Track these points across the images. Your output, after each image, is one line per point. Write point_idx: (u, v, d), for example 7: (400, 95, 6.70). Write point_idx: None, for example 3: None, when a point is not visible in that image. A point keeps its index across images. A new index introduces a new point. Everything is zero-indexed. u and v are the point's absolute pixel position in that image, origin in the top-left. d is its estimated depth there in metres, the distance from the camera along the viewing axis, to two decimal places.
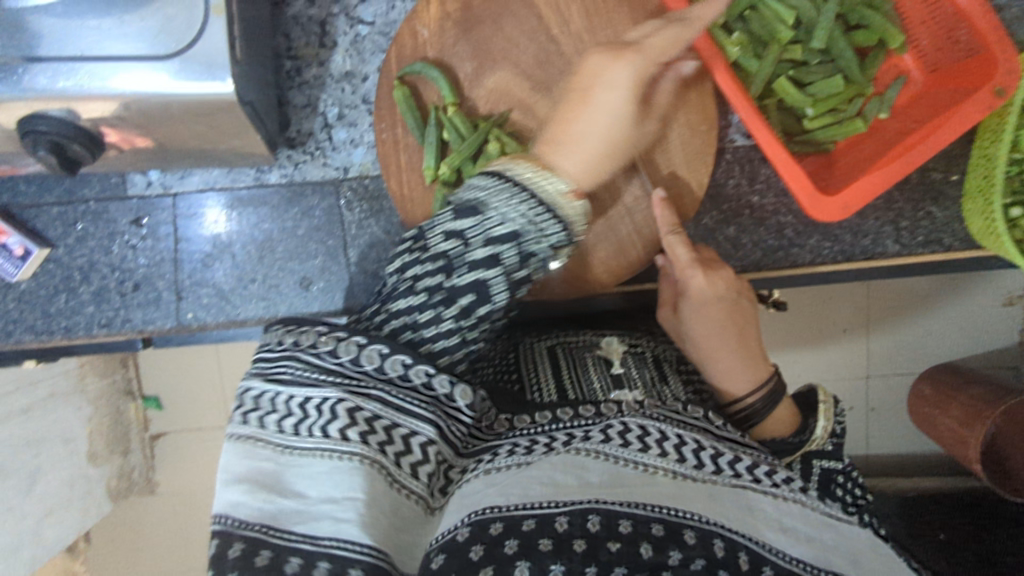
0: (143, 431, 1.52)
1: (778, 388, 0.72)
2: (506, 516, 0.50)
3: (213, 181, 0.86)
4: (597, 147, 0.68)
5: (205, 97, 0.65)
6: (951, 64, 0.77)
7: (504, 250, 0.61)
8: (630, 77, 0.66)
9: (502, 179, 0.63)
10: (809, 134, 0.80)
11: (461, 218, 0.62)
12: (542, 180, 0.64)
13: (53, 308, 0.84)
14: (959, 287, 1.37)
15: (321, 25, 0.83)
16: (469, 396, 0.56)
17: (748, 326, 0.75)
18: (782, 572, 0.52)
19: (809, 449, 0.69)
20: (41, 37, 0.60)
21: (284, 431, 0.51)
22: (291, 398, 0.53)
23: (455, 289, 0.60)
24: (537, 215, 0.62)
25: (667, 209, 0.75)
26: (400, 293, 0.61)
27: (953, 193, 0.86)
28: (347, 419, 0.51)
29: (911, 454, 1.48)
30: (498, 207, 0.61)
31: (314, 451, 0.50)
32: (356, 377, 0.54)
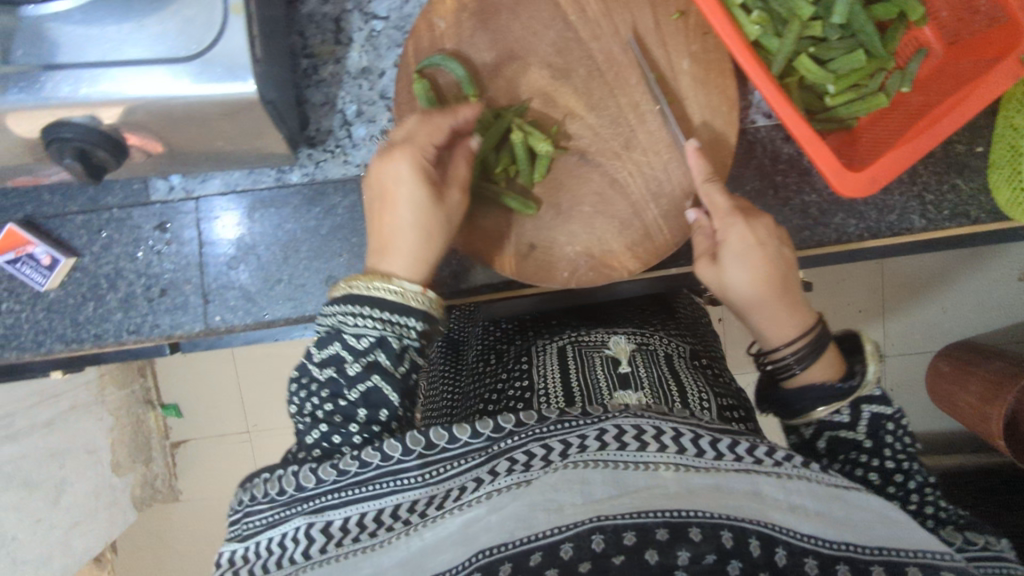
0: (164, 439, 1.55)
1: (823, 335, 0.67)
2: (515, 552, 0.52)
3: (234, 184, 0.86)
4: (415, 237, 0.66)
5: (228, 98, 0.64)
6: (971, 35, 0.76)
7: (373, 360, 0.62)
8: (413, 165, 0.65)
9: (337, 302, 0.63)
10: (831, 112, 0.80)
11: (325, 348, 0.63)
12: (374, 285, 0.63)
13: (82, 317, 0.85)
14: (979, 261, 1.36)
15: (336, 22, 0.83)
16: (400, 444, 0.60)
17: (790, 271, 0.70)
18: (795, 551, 0.52)
19: (859, 395, 0.67)
20: (59, 45, 0.61)
21: (273, 564, 0.57)
22: (273, 538, 0.59)
23: (349, 410, 0.62)
24: (384, 318, 0.62)
25: (703, 159, 0.72)
26: (305, 428, 0.63)
27: (978, 164, 0.86)
28: (321, 536, 0.58)
29: (936, 431, 1.47)
30: (352, 329, 0.62)
31: (296, 573, 0.56)
32: (311, 494, 0.60)
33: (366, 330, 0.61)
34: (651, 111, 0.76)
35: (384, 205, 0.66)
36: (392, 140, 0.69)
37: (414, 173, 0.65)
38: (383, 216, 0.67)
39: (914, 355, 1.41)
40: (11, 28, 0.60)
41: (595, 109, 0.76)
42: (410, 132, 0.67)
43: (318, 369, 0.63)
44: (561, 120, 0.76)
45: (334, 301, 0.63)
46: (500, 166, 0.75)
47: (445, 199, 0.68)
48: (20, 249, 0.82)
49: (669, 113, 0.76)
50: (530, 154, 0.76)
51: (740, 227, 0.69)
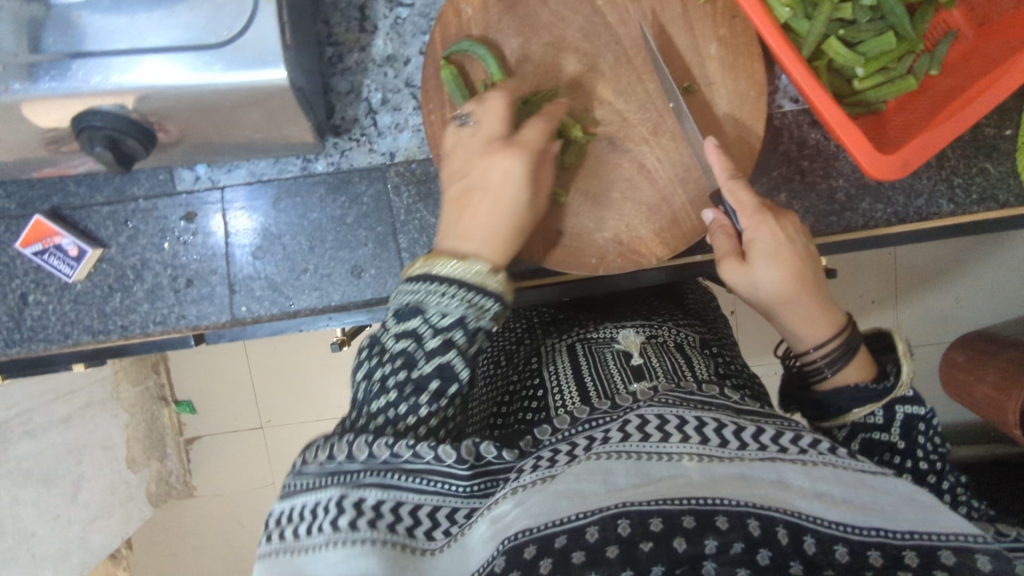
0: (178, 437, 1.48)
1: (855, 336, 0.68)
2: (538, 537, 0.49)
3: (259, 173, 0.86)
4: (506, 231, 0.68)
5: (257, 85, 0.64)
6: (1002, 16, 0.76)
7: (452, 336, 0.61)
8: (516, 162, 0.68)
9: (424, 278, 0.63)
10: (859, 96, 0.79)
11: (406, 321, 0.62)
12: (463, 269, 0.63)
13: (109, 308, 0.85)
14: (998, 249, 1.35)
15: (361, 10, 0.84)
16: (454, 452, 0.55)
17: (817, 272, 0.71)
18: (825, 540, 0.49)
19: (893, 395, 0.66)
20: (86, 34, 0.61)
21: (301, 530, 0.51)
22: (306, 503, 0.53)
23: (422, 381, 0.60)
24: (470, 297, 0.62)
25: (724, 156, 0.71)
26: (369, 396, 0.60)
27: (1006, 148, 0.85)
28: (354, 509, 0.51)
29: (955, 422, 1.46)
30: (436, 305, 0.61)
31: (327, 544, 0.50)
32: (353, 470, 0.54)
33: (452, 306, 0.61)
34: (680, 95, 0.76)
35: (478, 198, 0.68)
36: (479, 132, 0.70)
37: (523, 174, 0.68)
38: (478, 208, 0.68)
39: (932, 344, 1.41)
40: (41, 19, 0.61)
41: (622, 94, 0.76)
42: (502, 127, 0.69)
43: (393, 339, 0.62)
44: (589, 106, 0.76)
45: (421, 277, 0.63)
46: None
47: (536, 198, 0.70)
48: (47, 240, 0.82)
49: (698, 97, 0.75)
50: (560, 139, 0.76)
51: (771, 226, 0.69)
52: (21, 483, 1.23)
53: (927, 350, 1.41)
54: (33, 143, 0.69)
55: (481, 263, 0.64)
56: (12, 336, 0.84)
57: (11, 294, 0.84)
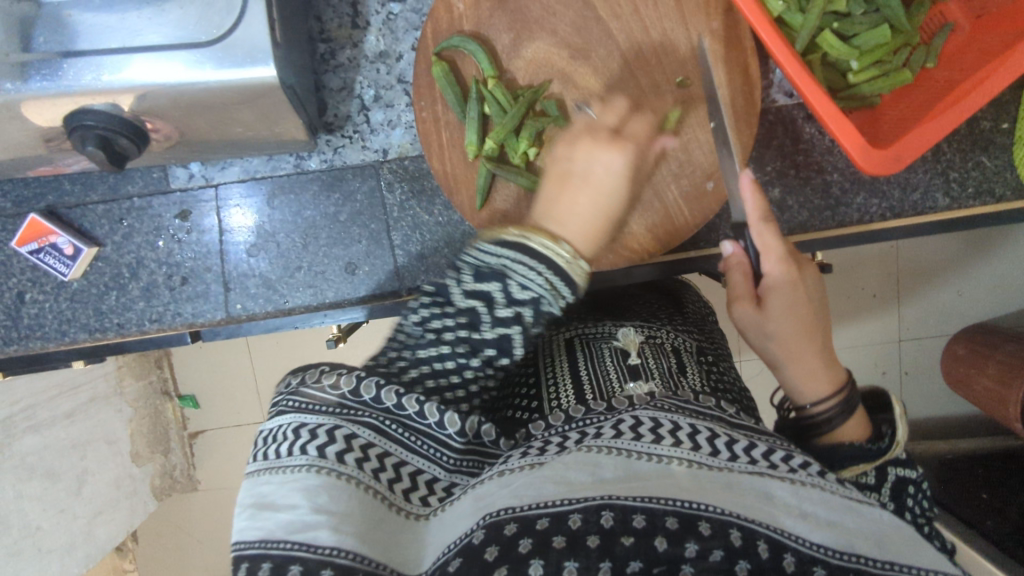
0: (182, 431, 1.51)
1: (854, 398, 0.68)
2: (520, 516, 0.49)
3: (253, 171, 0.86)
4: (593, 220, 0.66)
5: (249, 83, 0.64)
6: (999, 7, 0.75)
7: (521, 312, 0.60)
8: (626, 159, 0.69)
9: (512, 244, 0.61)
10: (853, 89, 0.79)
11: (484, 281, 0.60)
12: (558, 251, 0.61)
13: (105, 306, 0.86)
14: (1001, 242, 1.34)
15: (352, 6, 0.84)
16: (459, 422, 0.59)
17: (823, 328, 0.73)
18: (804, 560, 0.48)
19: (886, 458, 0.64)
20: (78, 33, 0.61)
21: (282, 451, 0.54)
22: (291, 424, 0.56)
23: (480, 345, 0.61)
24: (553, 281, 0.60)
25: (757, 195, 0.68)
26: (423, 342, 0.62)
27: (1003, 141, 0.85)
28: (343, 442, 0.55)
29: (952, 414, 1.46)
30: (519, 277, 0.59)
31: (308, 467, 0.52)
32: (351, 406, 0.58)
33: (535, 284, 0.60)
34: (672, 90, 0.75)
35: (582, 184, 0.67)
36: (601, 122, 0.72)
37: (622, 169, 0.69)
38: (575, 196, 0.67)
39: (931, 336, 1.40)
40: (32, 16, 0.61)
41: (614, 89, 0.76)
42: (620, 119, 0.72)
43: (462, 296, 0.61)
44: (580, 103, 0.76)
45: (511, 243, 0.61)
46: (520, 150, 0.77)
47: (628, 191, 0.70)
48: (43, 239, 0.83)
49: (690, 92, 0.75)
50: (544, 134, 0.77)
51: (790, 280, 0.71)
52: (24, 476, 1.20)
53: (926, 344, 1.41)
54: (27, 141, 0.69)
55: (570, 248, 0.63)
56: (10, 334, 0.85)
57: (8, 293, 0.85)
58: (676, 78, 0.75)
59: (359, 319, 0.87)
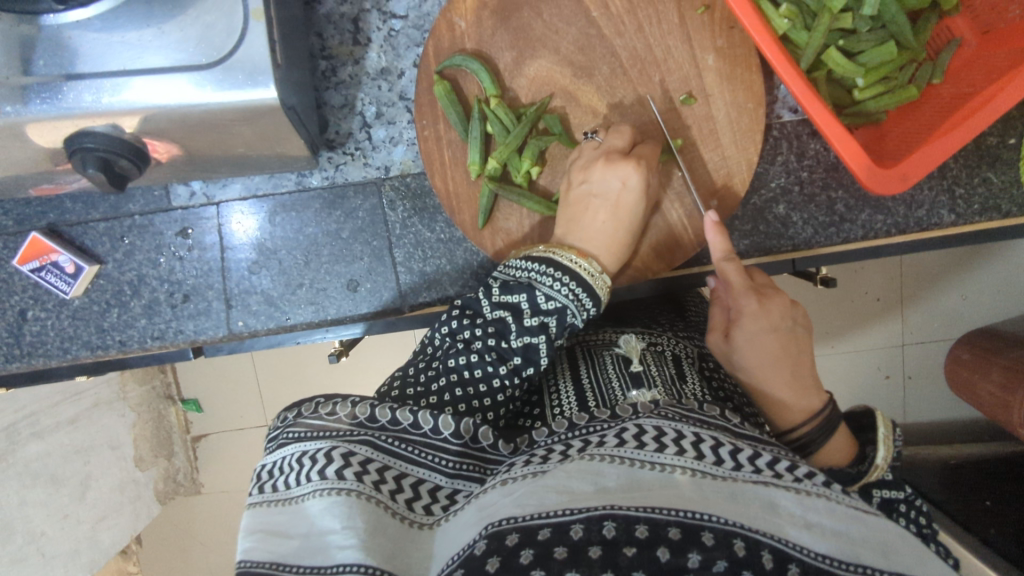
0: (185, 434, 1.51)
1: (832, 419, 0.72)
2: (521, 527, 0.48)
3: (254, 188, 0.86)
4: (611, 236, 0.72)
5: (251, 104, 0.64)
6: (1007, 23, 0.74)
7: (547, 321, 0.66)
8: (643, 175, 0.70)
9: (540, 262, 0.68)
10: (859, 105, 0.78)
11: (512, 294, 0.67)
12: (581, 265, 0.69)
13: (107, 323, 0.86)
14: (1006, 250, 1.33)
15: (354, 23, 0.84)
16: (453, 425, 0.60)
17: (801, 354, 0.77)
18: (810, 571, 0.46)
19: (866, 480, 0.65)
20: (80, 55, 0.60)
21: (291, 481, 0.54)
22: (294, 453, 0.56)
23: (507, 352, 0.65)
24: (577, 292, 0.68)
25: (721, 235, 0.74)
26: (452, 352, 0.66)
27: (1010, 156, 0.84)
28: (341, 460, 0.54)
29: (957, 422, 1.46)
30: (545, 288, 0.66)
31: (314, 492, 0.52)
32: (347, 426, 0.59)
33: (560, 295, 0.67)
34: (676, 107, 0.75)
35: (603, 205, 0.71)
36: (609, 146, 0.72)
37: (640, 185, 0.71)
38: (596, 214, 0.72)
39: (935, 344, 1.40)
40: (34, 39, 0.59)
41: (618, 107, 0.76)
42: (637, 151, 0.72)
43: (490, 308, 0.67)
44: (583, 121, 0.76)
45: (537, 259, 0.69)
46: (523, 169, 0.76)
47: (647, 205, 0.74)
48: (45, 257, 0.84)
49: (694, 109, 0.75)
50: (546, 153, 0.77)
51: (752, 312, 0.76)
52: (29, 483, 1.21)
53: (930, 354, 1.40)
54: (29, 162, 0.69)
55: (596, 262, 0.70)
56: (13, 351, 0.86)
57: (11, 310, 0.86)
58: (680, 95, 0.75)
59: (360, 335, 0.88)
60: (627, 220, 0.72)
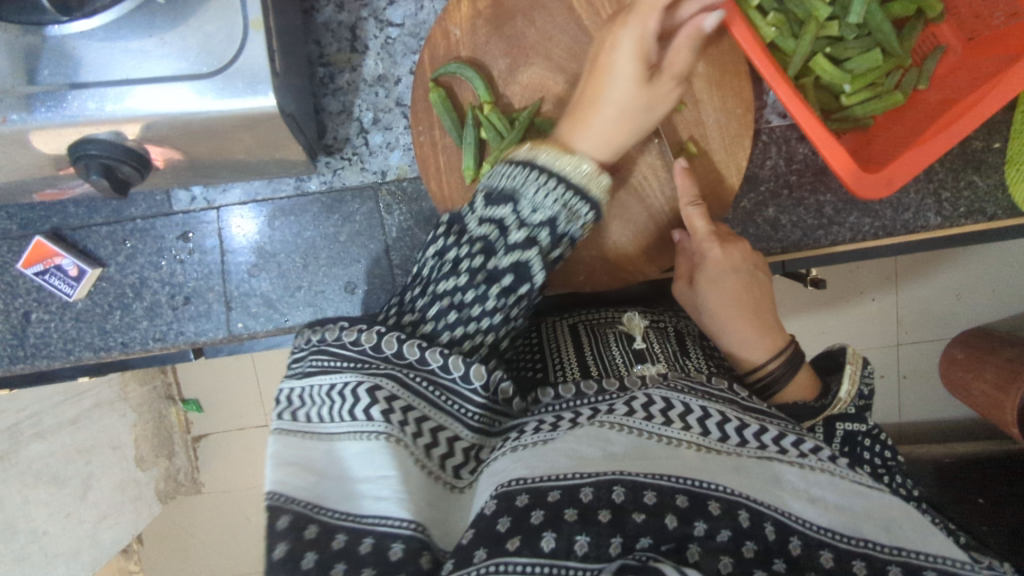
0: (186, 435, 1.49)
1: (796, 355, 0.75)
2: (532, 488, 0.49)
3: (253, 194, 0.88)
4: (611, 116, 0.69)
5: (249, 113, 0.65)
6: (990, 30, 0.75)
7: (538, 235, 0.65)
8: (638, 35, 0.68)
9: (524, 167, 0.65)
10: (846, 111, 0.80)
11: (495, 207, 0.65)
12: (568, 167, 0.66)
13: (109, 325, 0.88)
14: (993, 252, 1.35)
15: (351, 30, 0.86)
16: (484, 376, 0.61)
17: (762, 298, 0.78)
18: (811, 544, 0.48)
19: (831, 413, 0.71)
20: (84, 65, 0.61)
21: (319, 415, 0.55)
22: (321, 387, 0.58)
23: (496, 272, 0.65)
24: (567, 200, 0.65)
25: (690, 180, 0.75)
26: (440, 274, 0.67)
27: (995, 161, 0.86)
28: (369, 398, 0.55)
29: (948, 419, 1.47)
30: (531, 198, 0.64)
31: (348, 433, 0.53)
32: (372, 360, 0.60)
33: (548, 204, 0.64)
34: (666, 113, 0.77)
35: (600, 77, 0.70)
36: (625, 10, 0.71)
37: (632, 47, 0.68)
38: (596, 90, 0.70)
39: (927, 343, 1.41)
40: (37, 49, 0.61)
41: None
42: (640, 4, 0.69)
43: (475, 223, 0.66)
44: None
45: (521, 165, 0.65)
46: None
47: (654, 82, 0.69)
48: (48, 261, 0.85)
49: (685, 115, 0.76)
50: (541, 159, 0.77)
51: (716, 260, 0.76)
52: (32, 483, 1.24)
53: (925, 352, 1.42)
54: (33, 168, 0.70)
55: (588, 164, 0.67)
56: (16, 353, 0.87)
57: (15, 313, 0.87)
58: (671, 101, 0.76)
59: None
60: (625, 91, 0.69)
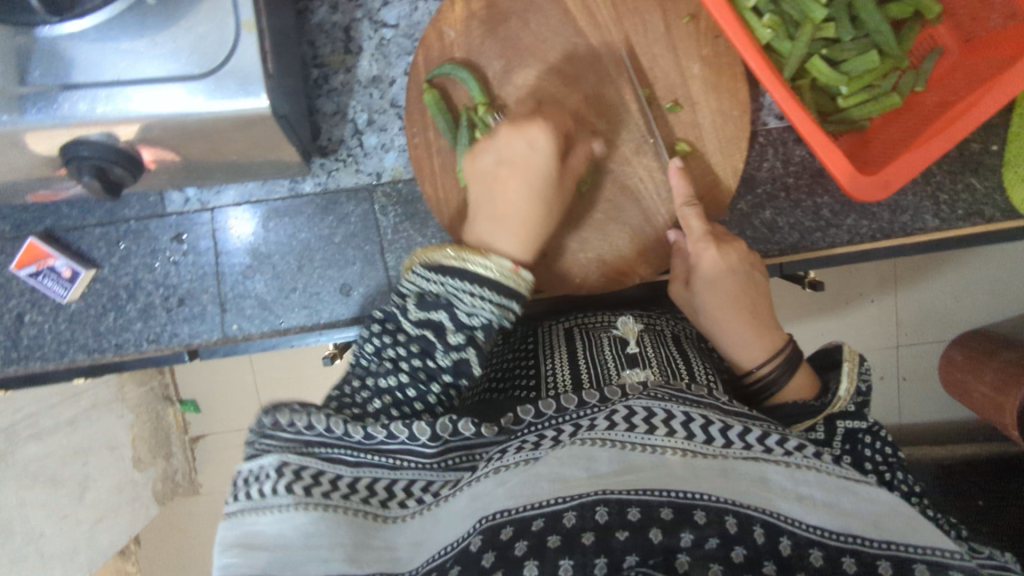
0: (182, 435, 1.45)
1: (795, 356, 0.74)
2: (516, 519, 0.50)
3: (247, 195, 0.88)
4: (530, 216, 0.71)
5: (243, 114, 0.65)
6: (987, 32, 0.75)
7: (473, 335, 0.66)
8: (548, 136, 0.71)
9: (456, 274, 0.67)
10: (843, 113, 0.79)
11: (431, 312, 0.66)
12: (497, 270, 0.67)
13: (103, 327, 0.88)
14: (991, 254, 1.35)
15: (345, 32, 0.86)
16: (428, 428, 0.59)
17: (760, 296, 0.77)
18: (802, 543, 0.48)
19: (831, 412, 0.70)
20: (75, 65, 0.61)
21: (260, 493, 0.54)
22: (263, 468, 0.56)
23: (435, 371, 0.66)
24: (499, 302, 0.67)
25: (685, 180, 0.75)
26: (381, 372, 0.67)
27: (993, 163, 0.85)
28: (307, 478, 0.55)
29: (948, 422, 1.46)
30: (466, 305, 0.66)
31: (287, 507, 0.53)
32: (309, 441, 0.59)
33: (482, 310, 0.66)
34: (662, 115, 0.76)
35: (513, 176, 0.71)
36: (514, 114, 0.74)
37: (545, 146, 0.71)
38: (507, 185, 0.72)
39: (926, 346, 1.41)
40: (28, 49, 0.60)
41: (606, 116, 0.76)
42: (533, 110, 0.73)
43: (411, 324, 0.67)
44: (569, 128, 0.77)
45: (452, 273, 0.67)
46: None
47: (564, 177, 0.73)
48: (40, 263, 0.85)
49: (680, 117, 0.76)
50: None
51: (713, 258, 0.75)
52: (27, 484, 1.27)
53: (924, 355, 1.41)
54: (27, 170, 0.70)
55: (507, 260, 0.68)
56: (9, 354, 0.87)
57: (8, 314, 0.87)
58: (666, 103, 0.76)
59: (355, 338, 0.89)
60: (542, 191, 0.71)
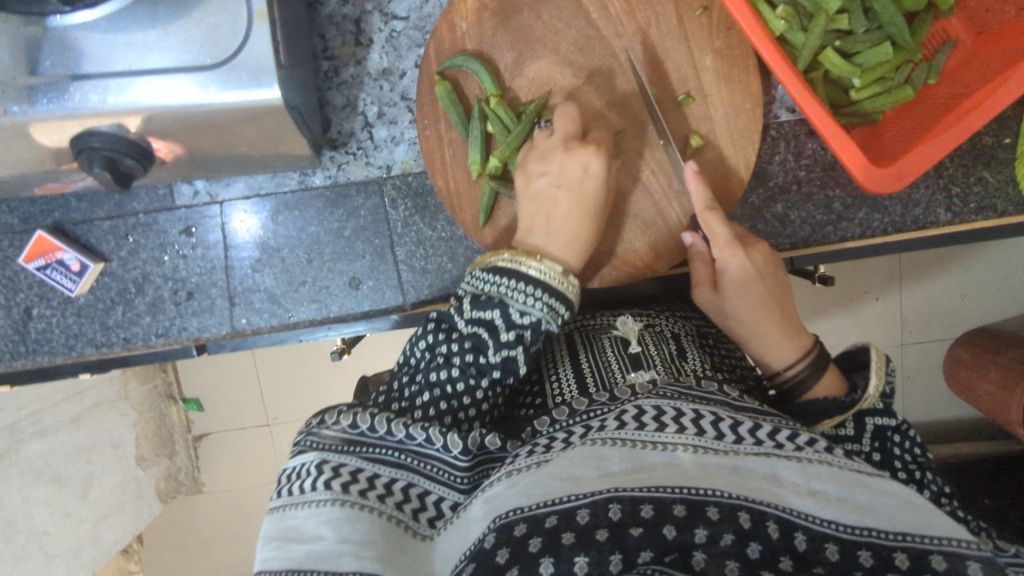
0: (187, 433, 1.49)
1: (823, 356, 0.73)
2: (529, 516, 0.49)
3: (257, 188, 0.87)
4: (584, 239, 0.71)
5: (254, 105, 0.64)
6: (1001, 24, 0.75)
7: (523, 335, 0.65)
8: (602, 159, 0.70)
9: (508, 276, 0.66)
10: (856, 105, 0.79)
11: (483, 310, 0.66)
12: (548, 273, 0.67)
13: (111, 321, 0.87)
14: (998, 251, 1.35)
15: (355, 24, 0.85)
16: (461, 441, 0.59)
17: (785, 297, 0.78)
18: (817, 538, 0.47)
19: (860, 407, 0.66)
20: (86, 55, 0.61)
21: (305, 487, 0.55)
22: (314, 461, 0.57)
23: (486, 367, 0.65)
24: (550, 303, 0.66)
25: (702, 183, 0.73)
26: (432, 366, 0.66)
27: (1005, 157, 0.85)
28: (348, 475, 0.56)
29: (953, 419, 1.46)
30: (518, 304, 0.65)
31: (329, 501, 0.53)
32: (359, 440, 0.60)
33: (534, 310, 0.65)
34: (676, 107, 0.76)
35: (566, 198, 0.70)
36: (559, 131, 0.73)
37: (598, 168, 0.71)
38: (561, 205, 0.70)
39: (932, 343, 1.40)
40: (39, 38, 0.60)
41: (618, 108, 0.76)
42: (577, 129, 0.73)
43: (464, 324, 0.67)
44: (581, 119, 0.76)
45: (504, 274, 0.66)
46: None
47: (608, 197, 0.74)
48: (49, 255, 0.85)
49: (692, 109, 0.76)
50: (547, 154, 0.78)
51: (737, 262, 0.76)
52: (32, 482, 1.21)
53: (930, 351, 1.41)
54: (38, 162, 0.70)
55: (558, 266, 0.68)
56: (17, 348, 0.87)
57: (16, 308, 0.87)
58: (679, 95, 0.75)
59: (364, 332, 0.89)
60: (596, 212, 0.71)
